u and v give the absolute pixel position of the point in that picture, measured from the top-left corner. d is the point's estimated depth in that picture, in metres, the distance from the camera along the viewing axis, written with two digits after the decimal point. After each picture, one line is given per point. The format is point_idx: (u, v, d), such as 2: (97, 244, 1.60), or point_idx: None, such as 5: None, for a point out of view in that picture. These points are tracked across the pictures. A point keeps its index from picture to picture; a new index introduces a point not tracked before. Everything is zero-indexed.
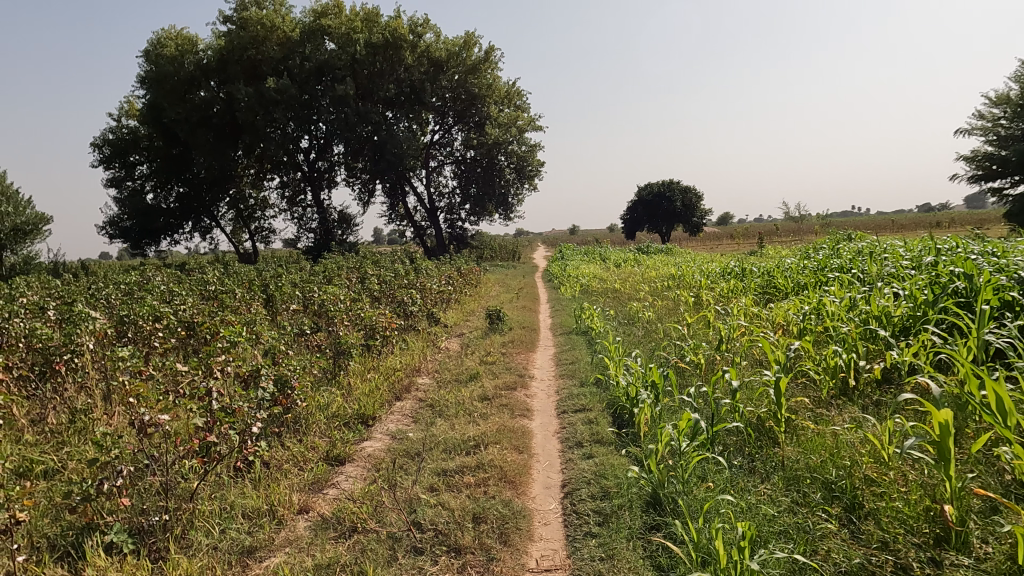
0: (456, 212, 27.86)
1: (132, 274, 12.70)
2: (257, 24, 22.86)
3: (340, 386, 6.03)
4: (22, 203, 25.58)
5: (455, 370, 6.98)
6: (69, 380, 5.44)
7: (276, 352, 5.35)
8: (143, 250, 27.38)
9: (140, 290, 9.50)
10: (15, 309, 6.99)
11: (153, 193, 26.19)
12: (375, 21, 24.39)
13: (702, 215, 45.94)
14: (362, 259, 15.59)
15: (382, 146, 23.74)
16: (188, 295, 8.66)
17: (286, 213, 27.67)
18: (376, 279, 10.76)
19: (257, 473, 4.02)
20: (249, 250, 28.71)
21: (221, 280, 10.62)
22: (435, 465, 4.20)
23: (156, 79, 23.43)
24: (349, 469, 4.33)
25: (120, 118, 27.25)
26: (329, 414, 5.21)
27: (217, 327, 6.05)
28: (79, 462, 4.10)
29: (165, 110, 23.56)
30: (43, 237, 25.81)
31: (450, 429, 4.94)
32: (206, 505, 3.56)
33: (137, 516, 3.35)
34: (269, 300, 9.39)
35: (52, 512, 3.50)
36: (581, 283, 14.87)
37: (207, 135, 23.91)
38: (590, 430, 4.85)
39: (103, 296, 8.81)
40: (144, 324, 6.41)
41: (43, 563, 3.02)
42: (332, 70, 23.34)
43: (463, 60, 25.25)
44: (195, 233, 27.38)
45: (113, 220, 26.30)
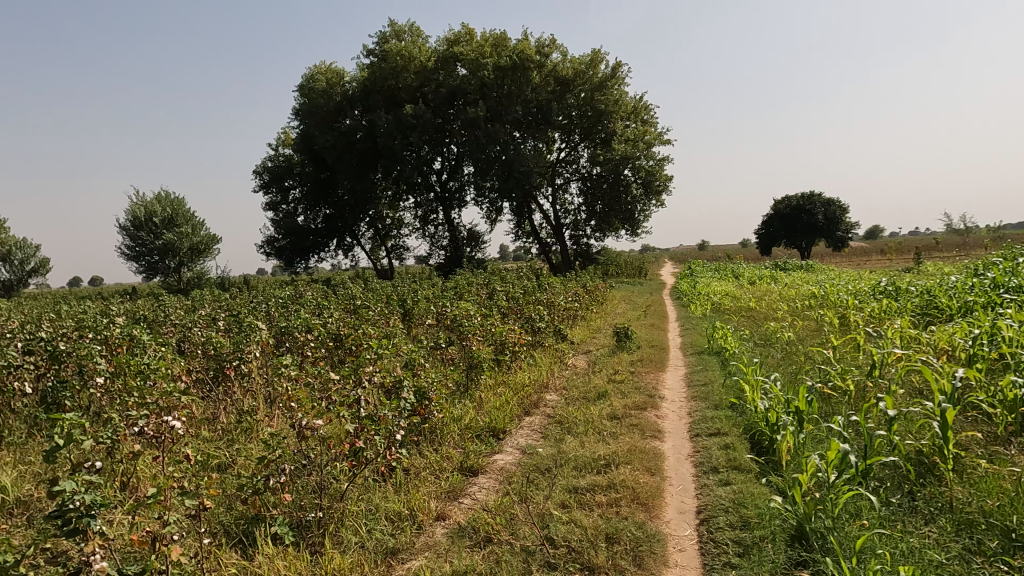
0: (581, 228, 27.89)
1: (288, 290, 13.97)
2: (397, 56, 24.57)
3: (473, 400, 6.24)
4: (198, 225, 29.00)
5: (583, 389, 6.95)
6: (237, 384, 6.10)
7: (414, 363, 5.64)
8: (295, 268, 30.01)
9: (294, 304, 10.42)
10: (193, 321, 7.96)
11: (304, 215, 28.71)
12: (503, 45, 25.24)
13: (847, 229, 42.77)
14: (490, 276, 16.11)
15: (510, 165, 24.33)
16: (335, 309, 9.42)
17: (419, 232, 29.11)
18: (506, 295, 11.06)
19: (398, 480, 4.27)
20: (386, 267, 30.50)
21: (362, 294, 11.40)
22: (567, 482, 4.23)
23: (309, 110, 25.72)
24: (481, 480, 4.47)
25: (277, 148, 30.25)
26: (462, 426, 5.42)
27: (361, 339, 6.52)
28: (247, 459, 4.57)
29: (315, 138, 25.82)
30: (213, 255, 29.01)
31: (580, 447, 4.95)
32: (355, 506, 3.82)
33: (297, 511, 3.69)
34: (406, 315, 9.93)
35: (227, 502, 3.93)
36: (712, 301, 14.34)
37: (351, 160, 25.88)
38: (727, 456, 4.66)
39: (264, 309, 9.81)
40: (299, 334, 7.04)
41: (222, 547, 3.39)
42: (464, 94, 24.43)
43: (589, 78, 25.50)
44: (339, 252, 29.57)
45: (270, 239, 29.19)
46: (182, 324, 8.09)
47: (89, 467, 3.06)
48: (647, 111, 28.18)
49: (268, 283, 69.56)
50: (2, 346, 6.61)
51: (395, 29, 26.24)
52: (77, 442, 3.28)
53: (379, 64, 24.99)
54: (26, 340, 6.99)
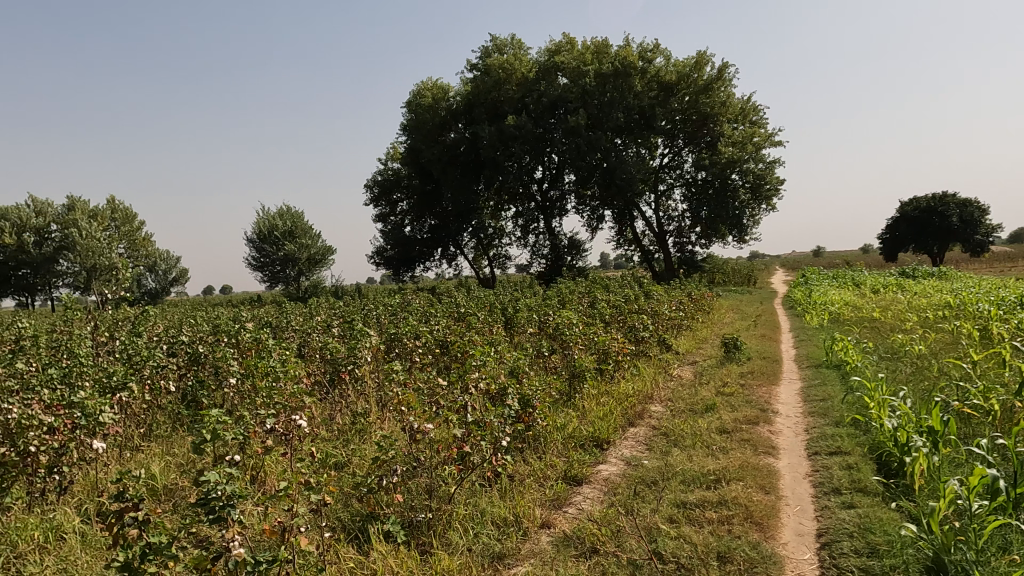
0: (686, 235, 27.12)
1: (396, 298, 14.61)
2: (499, 69, 25.21)
3: (576, 409, 6.23)
4: (316, 237, 30.98)
5: (690, 400, 6.74)
6: (351, 387, 6.47)
7: (518, 371, 5.71)
8: (402, 277, 31.30)
9: (402, 311, 10.86)
10: (311, 327, 8.51)
11: (411, 226, 29.90)
12: (605, 52, 25.13)
13: (987, 232, 38.89)
14: (592, 284, 16.03)
15: (611, 173, 24.11)
16: (441, 316, 9.73)
17: (521, 241, 29.46)
18: (608, 304, 10.96)
19: (503, 485, 4.33)
20: (488, 276, 31.09)
21: (466, 302, 11.70)
22: (675, 496, 4.11)
23: (416, 125, 26.82)
24: (586, 490, 4.44)
25: (387, 162, 31.76)
26: (566, 434, 5.42)
27: (466, 346, 6.69)
28: (361, 458, 4.81)
29: (422, 152, 26.83)
30: (328, 265, 30.86)
31: (687, 461, 4.81)
32: (462, 510, 3.92)
33: (408, 512, 3.85)
34: (509, 322, 10.07)
35: (344, 499, 4.15)
36: (830, 311, 13.45)
37: (455, 172, 26.68)
38: (849, 477, 4.36)
39: (375, 316, 10.31)
40: (408, 340, 7.34)
41: (341, 542, 3.59)
42: (565, 103, 24.49)
43: (694, 81, 24.86)
44: (443, 261, 30.50)
45: (380, 249, 30.66)
46: (302, 330, 8.65)
47: (230, 460, 3.38)
48: (756, 112, 26.99)
49: (378, 293, 73.06)
50: (152, 348, 7.39)
51: (498, 43, 26.80)
52: (219, 438, 3.64)
53: (482, 78, 25.66)
54: (170, 343, 7.76)
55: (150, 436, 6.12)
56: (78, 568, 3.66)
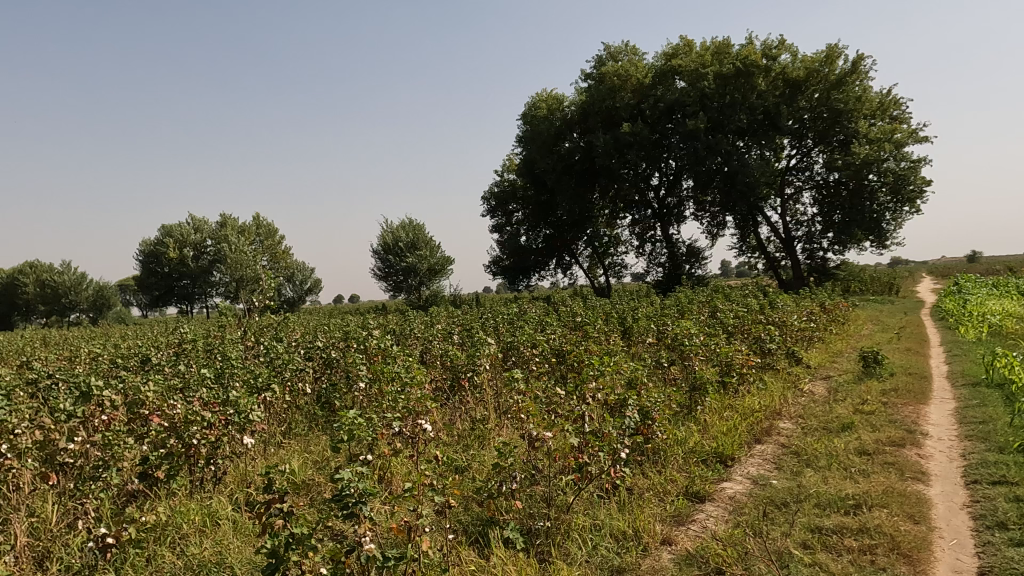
0: (816, 241, 25.40)
1: (513, 306, 14.85)
2: (614, 76, 25.08)
3: (698, 423, 6.02)
4: (435, 249, 32.13)
5: (824, 418, 6.28)
6: (470, 394, 6.70)
7: (637, 382, 5.61)
8: (517, 285, 31.79)
9: (518, 320, 11.03)
10: (432, 334, 8.87)
11: (526, 235, 30.33)
12: (725, 52, 24.22)
13: None
14: (712, 293, 15.41)
15: (733, 177, 23.11)
16: (557, 325, 9.77)
17: (637, 249, 28.94)
18: (731, 313, 10.49)
19: (622, 499, 4.25)
20: (603, 284, 30.81)
21: (582, 311, 11.66)
22: (808, 520, 3.85)
23: (532, 136, 27.24)
24: (709, 508, 4.27)
25: (503, 173, 32.46)
26: (687, 449, 5.24)
27: (583, 356, 6.68)
28: (481, 464, 4.93)
29: (537, 162, 27.16)
30: (446, 275, 31.89)
31: (822, 483, 4.48)
32: (581, 520, 3.90)
33: (527, 519, 3.89)
34: (626, 332, 9.92)
35: (465, 503, 4.26)
36: (990, 323, 12.02)
37: (570, 181, 26.75)
38: (1018, 512, 3.86)
39: (493, 324, 10.55)
40: (525, 349, 7.44)
41: (463, 544, 3.69)
42: (683, 107, 23.81)
43: (825, 76, 23.31)
44: (558, 270, 30.63)
45: (497, 259, 31.41)
46: (424, 337, 9.03)
47: (364, 460, 3.60)
48: (897, 106, 24.80)
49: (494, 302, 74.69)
50: (292, 352, 8.05)
51: (612, 51, 26.65)
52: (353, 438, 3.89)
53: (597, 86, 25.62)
54: (307, 347, 8.39)
55: (290, 434, 6.63)
56: (230, 552, 4.03)
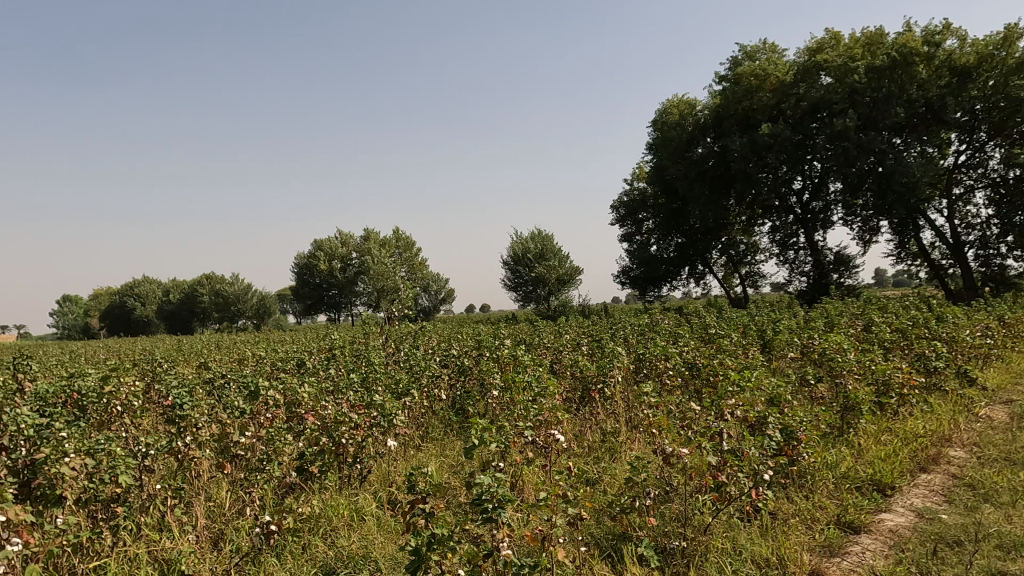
0: (992, 246, 22.50)
1: (643, 318, 14.52)
2: (751, 76, 23.96)
3: (850, 447, 5.55)
4: (564, 259, 32.24)
5: (1006, 448, 5.52)
6: (600, 405, 6.67)
7: (780, 400, 5.27)
8: (648, 296, 31.14)
9: (649, 332, 10.78)
10: (561, 345, 8.93)
11: (657, 244, 29.67)
12: (878, 42, 22.29)
13: None
14: (866, 305, 14.10)
15: (889, 177, 21.13)
16: (690, 338, 9.43)
17: (777, 257, 27.26)
18: (888, 327, 9.54)
19: (764, 522, 4.01)
20: (740, 295, 29.33)
21: (717, 324, 11.16)
22: (989, 564, 3.39)
23: (662, 143, 26.67)
24: (865, 540, 3.90)
25: (633, 182, 32.02)
26: (838, 474, 4.85)
27: (719, 370, 6.40)
28: (613, 478, 4.87)
29: (669, 169, 26.50)
30: (575, 285, 31.85)
31: (1005, 522, 3.94)
32: (719, 542, 3.74)
33: (661, 537, 3.80)
34: (766, 346, 9.36)
35: (598, 516, 4.23)
36: None
37: (703, 187, 25.80)
38: None
39: (623, 336, 10.40)
40: (657, 361, 7.26)
41: (596, 557, 3.66)
42: (829, 105, 22.19)
43: (1001, 60, 20.70)
44: (691, 279, 29.61)
45: (626, 268, 31.04)
46: (553, 347, 9.09)
47: (499, 467, 3.70)
48: None
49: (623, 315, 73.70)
50: (429, 359, 8.47)
51: (749, 50, 25.49)
52: (488, 444, 4.01)
53: (733, 88, 24.60)
54: (443, 355, 8.79)
55: (428, 438, 6.94)
56: (375, 546, 4.28)
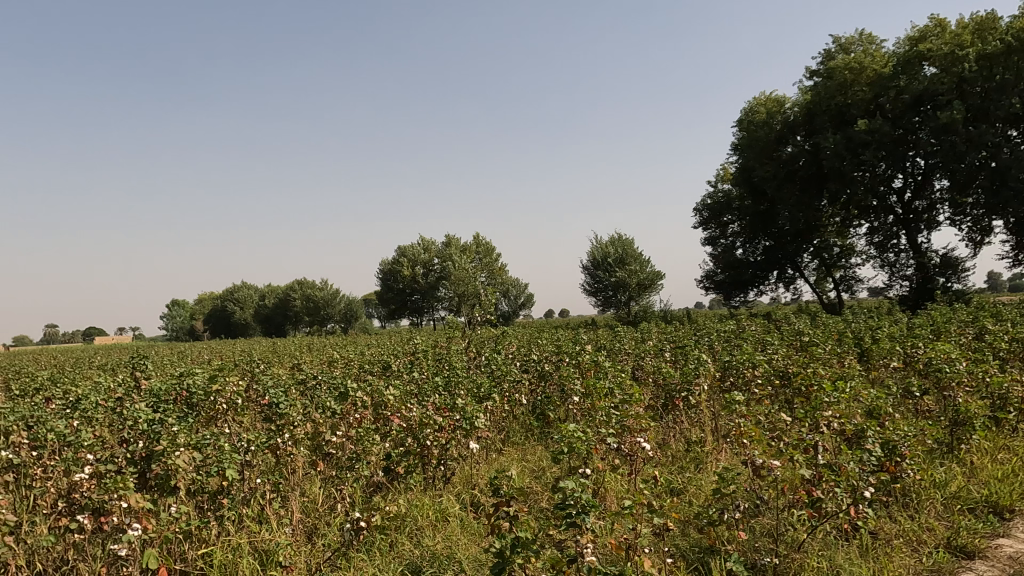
0: None
1: (729, 324, 14.04)
2: (845, 70, 22.75)
3: (962, 465, 5.14)
4: (645, 263, 31.63)
5: None
6: (684, 414, 6.50)
7: (880, 412, 4.97)
8: (733, 301, 30.14)
9: (735, 338, 10.40)
10: (643, 351, 8.77)
11: (743, 248, 28.68)
12: (990, 27, 20.63)
13: None
14: (978, 311, 13.02)
15: (1004, 173, 19.47)
16: (780, 345, 9.03)
17: (875, 260, 25.69)
18: (1004, 336, 8.76)
19: (865, 542, 3.79)
20: (834, 300, 27.85)
21: (809, 330, 10.64)
22: None
23: (749, 143, 25.77)
24: (980, 566, 3.61)
25: (717, 184, 31.08)
26: (947, 494, 4.51)
27: (812, 379, 6.10)
28: (698, 489, 4.75)
29: (756, 170, 25.56)
30: (656, 290, 31.19)
31: None
32: (814, 561, 3.57)
33: (752, 552, 3.67)
34: (864, 355, 8.83)
35: (684, 527, 4.13)
36: None
37: (793, 188, 24.70)
38: None
39: (707, 342, 10.09)
40: (745, 370, 7.00)
41: (682, 569, 3.58)
42: (934, 97, 20.70)
43: None
44: (780, 284, 28.40)
45: (710, 273, 30.20)
46: (635, 353, 8.95)
47: (583, 474, 3.70)
48: None
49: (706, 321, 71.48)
50: (510, 364, 8.54)
51: (843, 43, 24.23)
52: (573, 451, 4.02)
53: (825, 83, 23.44)
54: (523, 360, 8.83)
55: (509, 442, 7.00)
56: (460, 547, 4.37)
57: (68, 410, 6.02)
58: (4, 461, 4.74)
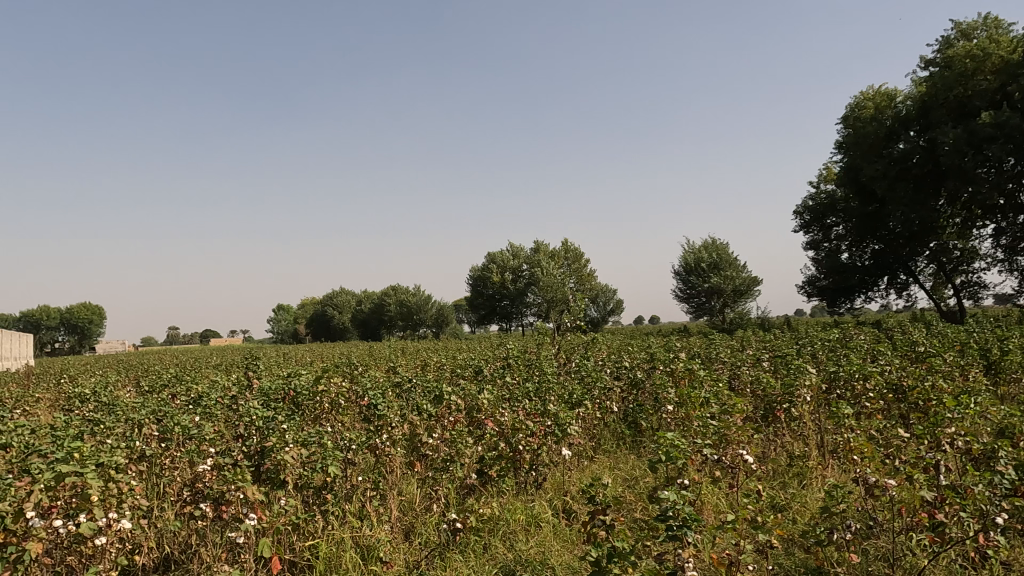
0: None
1: (835, 332, 13.24)
2: (966, 58, 20.97)
3: None
4: (740, 269, 30.43)
5: None
6: (786, 427, 6.20)
7: (1011, 430, 4.53)
8: (838, 308, 28.44)
9: (841, 347, 9.81)
10: (740, 360, 8.46)
11: (849, 252, 27.07)
12: None
13: None
14: None
15: None
16: (893, 356, 8.43)
17: (1003, 264, 23.44)
18: None
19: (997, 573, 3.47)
20: (954, 307, 25.66)
21: (926, 340, 9.86)
22: None
23: (855, 141, 24.29)
24: None
25: (819, 185, 29.49)
26: None
27: (930, 393, 5.65)
28: (803, 506, 4.51)
29: (862, 170, 24.04)
30: (753, 297, 29.92)
31: None
32: None
33: None
34: (991, 367, 8.08)
35: (788, 546, 3.94)
36: None
37: (905, 188, 23.00)
38: None
39: (810, 352, 9.58)
40: (853, 382, 6.59)
41: None
42: None
43: None
44: (891, 290, 26.52)
45: (813, 279, 28.70)
46: (731, 362, 8.65)
47: (680, 485, 3.62)
48: None
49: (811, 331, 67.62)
50: (601, 371, 8.47)
51: (963, 29, 22.36)
52: (672, 461, 3.93)
53: (943, 73, 21.70)
54: (615, 367, 8.74)
55: (600, 449, 6.93)
56: (552, 553, 4.37)
57: (193, 406, 6.55)
58: (138, 451, 5.22)
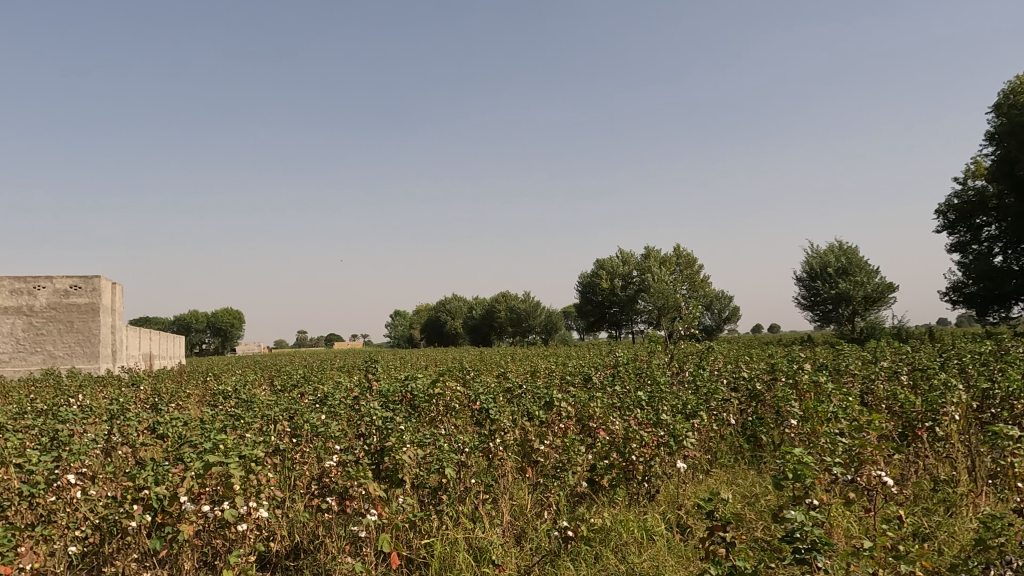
0: None
1: (987, 343, 11.86)
2: None
3: None
4: (873, 274, 28.09)
5: None
6: (930, 448, 5.64)
7: None
8: (990, 318, 25.59)
9: (994, 360, 8.81)
10: (874, 372, 7.81)
11: (1003, 255, 24.32)
12: None
13: None
14: None
15: None
16: None
17: None
18: None
19: None
20: None
21: None
22: None
23: (1009, 131, 21.82)
24: None
25: (967, 181, 26.74)
26: None
27: None
28: (953, 539, 4.09)
29: (1019, 163, 21.52)
30: (888, 304, 27.50)
31: None
32: None
33: None
34: None
35: None
36: None
37: None
38: None
39: (957, 365, 8.68)
40: (1011, 400, 5.89)
41: None
42: None
43: None
44: None
45: (959, 285, 26.01)
46: (863, 375, 8.00)
47: (809, 505, 3.40)
48: None
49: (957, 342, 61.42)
50: (718, 382, 8.14)
51: None
52: (799, 480, 3.70)
53: None
54: (732, 377, 8.37)
55: (717, 463, 6.65)
56: (666, 568, 4.24)
57: (320, 406, 6.98)
58: (273, 445, 5.64)
